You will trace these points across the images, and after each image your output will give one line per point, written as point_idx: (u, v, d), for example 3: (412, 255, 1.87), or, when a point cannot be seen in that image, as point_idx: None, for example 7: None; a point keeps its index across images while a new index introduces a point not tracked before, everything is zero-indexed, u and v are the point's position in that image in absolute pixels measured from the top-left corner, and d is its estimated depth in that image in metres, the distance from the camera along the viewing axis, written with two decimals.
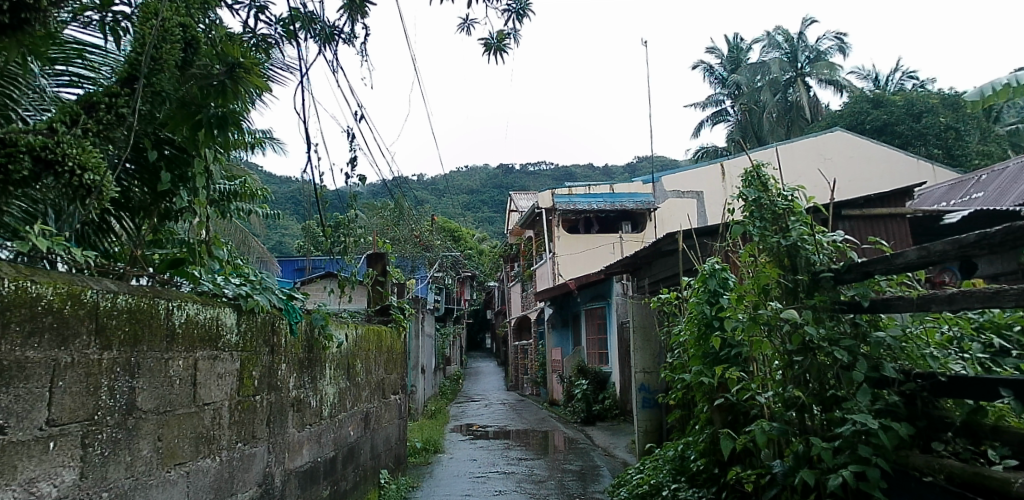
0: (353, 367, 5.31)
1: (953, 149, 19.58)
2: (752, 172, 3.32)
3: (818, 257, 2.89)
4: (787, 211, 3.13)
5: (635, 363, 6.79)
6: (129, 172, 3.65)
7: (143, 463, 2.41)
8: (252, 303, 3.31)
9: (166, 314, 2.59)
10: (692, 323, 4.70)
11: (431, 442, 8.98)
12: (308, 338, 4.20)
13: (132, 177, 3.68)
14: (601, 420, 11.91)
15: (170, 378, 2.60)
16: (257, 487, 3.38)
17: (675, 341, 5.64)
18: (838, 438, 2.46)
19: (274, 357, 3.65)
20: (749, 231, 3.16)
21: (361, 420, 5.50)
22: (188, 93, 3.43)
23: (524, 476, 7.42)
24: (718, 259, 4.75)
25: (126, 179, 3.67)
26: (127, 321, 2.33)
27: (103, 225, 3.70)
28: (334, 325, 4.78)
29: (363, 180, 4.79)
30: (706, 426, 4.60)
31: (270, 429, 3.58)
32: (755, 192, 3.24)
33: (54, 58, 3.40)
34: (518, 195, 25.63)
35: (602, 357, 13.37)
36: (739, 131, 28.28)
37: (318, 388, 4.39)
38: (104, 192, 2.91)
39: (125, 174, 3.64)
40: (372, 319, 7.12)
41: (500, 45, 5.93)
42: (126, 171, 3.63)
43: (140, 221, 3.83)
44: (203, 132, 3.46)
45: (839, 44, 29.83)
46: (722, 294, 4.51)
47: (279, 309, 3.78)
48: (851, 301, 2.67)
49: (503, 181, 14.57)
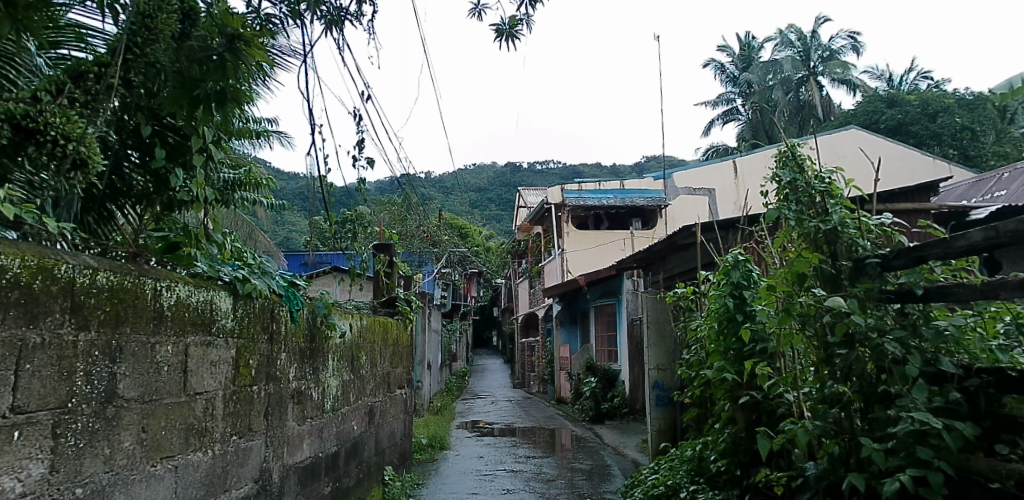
0: (357, 360, 5.10)
1: (969, 149, 19.24)
2: (787, 151, 3.10)
3: (863, 241, 2.67)
4: (826, 194, 2.90)
5: (648, 360, 6.57)
6: (135, 163, 3.58)
7: (125, 456, 2.20)
8: (249, 287, 3.05)
9: (153, 296, 2.38)
10: (714, 317, 4.47)
11: (437, 439, 8.76)
12: (309, 325, 3.98)
13: (135, 166, 3.59)
14: (609, 418, 11.67)
15: (157, 364, 2.39)
16: (253, 484, 3.17)
17: (694, 337, 5.42)
18: (891, 439, 2.23)
19: (273, 346, 3.43)
20: (785, 215, 2.93)
21: (364, 416, 5.27)
22: (183, 69, 3.12)
23: (532, 475, 7.19)
24: (742, 249, 4.50)
25: (128, 168, 3.58)
26: (108, 300, 2.13)
27: (107, 214, 3.58)
28: (338, 315, 4.55)
29: (371, 163, 4.61)
30: (728, 425, 4.38)
31: (269, 421, 3.38)
32: (790, 173, 3.03)
33: (56, 41, 3.27)
34: (527, 192, 25.39)
35: (611, 354, 13.13)
36: (750, 131, 27.99)
37: (320, 379, 4.18)
38: (92, 167, 2.70)
39: (127, 162, 3.54)
40: (378, 311, 6.91)
41: (512, 31, 5.70)
42: (129, 159, 3.54)
43: (142, 210, 3.75)
44: (202, 108, 3.11)
45: (853, 43, 29.40)
46: (746, 287, 4.27)
47: (280, 295, 3.57)
48: (900, 289, 2.46)
49: (510, 179, 14.37)
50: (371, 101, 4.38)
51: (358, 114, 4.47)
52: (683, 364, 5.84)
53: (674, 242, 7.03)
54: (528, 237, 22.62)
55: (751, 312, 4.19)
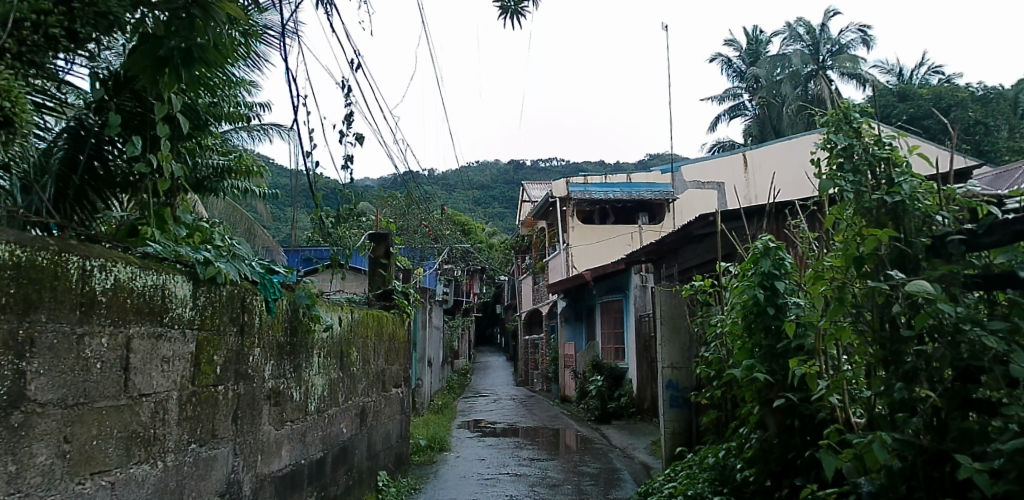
0: (347, 357, 4.67)
1: (984, 144, 18.66)
2: (841, 114, 2.69)
3: (939, 217, 2.27)
4: (889, 163, 2.50)
5: (661, 357, 6.12)
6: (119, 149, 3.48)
7: (39, 473, 1.77)
8: (211, 270, 2.62)
9: (82, 277, 1.95)
10: (741, 310, 4.05)
11: (437, 440, 8.35)
12: (289, 317, 3.55)
13: (117, 153, 3.49)
14: (616, 418, 11.24)
15: (86, 360, 1.96)
16: (219, 498, 2.75)
17: (714, 333, 5.00)
18: (997, 456, 1.83)
19: (244, 339, 3.00)
20: (841, 188, 2.53)
21: (355, 417, 4.86)
22: (160, 28, 2.63)
23: (537, 479, 6.76)
24: (770, 234, 4.07)
25: (111, 155, 3.47)
26: (14, 281, 1.70)
27: (92, 204, 3.49)
28: (323, 306, 4.11)
29: (361, 139, 4.22)
30: (756, 430, 3.96)
31: (238, 426, 2.94)
32: (845, 139, 2.63)
33: None
34: (530, 186, 24.92)
35: (617, 351, 12.69)
36: (758, 127, 27.53)
37: (302, 378, 3.77)
38: (22, 126, 2.33)
39: (108, 148, 3.44)
40: (373, 304, 6.47)
41: (517, 7, 5.25)
42: (112, 146, 3.45)
43: (127, 198, 3.62)
44: (171, 73, 2.63)
45: (863, 36, 28.77)
46: (778, 277, 3.85)
47: (253, 282, 3.16)
48: (994, 273, 2.05)
49: (514, 175, 13.95)
50: (361, 70, 3.99)
51: (346, 85, 4.06)
52: (701, 362, 5.43)
53: (689, 233, 6.60)
54: (531, 232, 22.18)
55: (784, 304, 3.78)
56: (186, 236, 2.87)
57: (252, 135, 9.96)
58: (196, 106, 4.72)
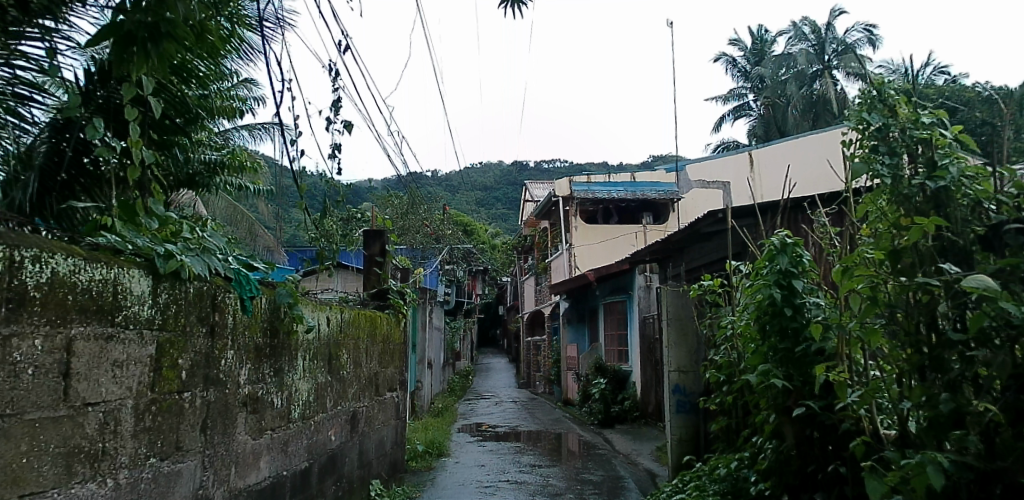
0: (335, 360, 4.41)
1: None
2: (874, 91, 2.44)
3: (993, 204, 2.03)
4: (931, 145, 2.25)
5: (667, 360, 5.84)
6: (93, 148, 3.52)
7: None
8: (172, 264, 2.36)
9: (12, 270, 1.70)
10: (755, 311, 3.79)
11: (435, 445, 8.10)
12: (268, 317, 3.30)
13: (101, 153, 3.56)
14: (620, 422, 10.97)
15: (14, 366, 1.71)
16: None
17: (725, 334, 4.74)
18: None
19: (214, 341, 2.74)
20: (878, 172, 2.28)
21: (346, 423, 4.60)
22: (124, 6, 2.39)
23: (538, 487, 6.49)
24: (787, 229, 3.81)
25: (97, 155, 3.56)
26: None
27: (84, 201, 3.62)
28: (308, 306, 3.84)
29: (349, 127, 3.99)
30: (772, 440, 3.70)
31: (208, 437, 2.68)
32: (879, 118, 2.38)
33: None
34: (533, 186, 24.62)
35: (621, 354, 12.40)
36: (763, 127, 27.26)
37: (284, 384, 3.50)
38: None
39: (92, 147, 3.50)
40: (367, 304, 6.21)
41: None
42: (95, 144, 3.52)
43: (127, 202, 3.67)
44: (139, 52, 2.39)
45: (869, 36, 28.46)
46: (796, 275, 3.58)
47: (226, 278, 2.91)
48: None
49: (517, 175, 13.72)
50: (348, 53, 3.77)
51: (333, 69, 3.84)
52: (711, 366, 5.16)
53: (697, 231, 6.33)
54: (534, 232, 21.92)
55: (802, 305, 3.50)
56: (156, 231, 2.67)
57: (252, 134, 9.73)
58: (185, 98, 4.50)
